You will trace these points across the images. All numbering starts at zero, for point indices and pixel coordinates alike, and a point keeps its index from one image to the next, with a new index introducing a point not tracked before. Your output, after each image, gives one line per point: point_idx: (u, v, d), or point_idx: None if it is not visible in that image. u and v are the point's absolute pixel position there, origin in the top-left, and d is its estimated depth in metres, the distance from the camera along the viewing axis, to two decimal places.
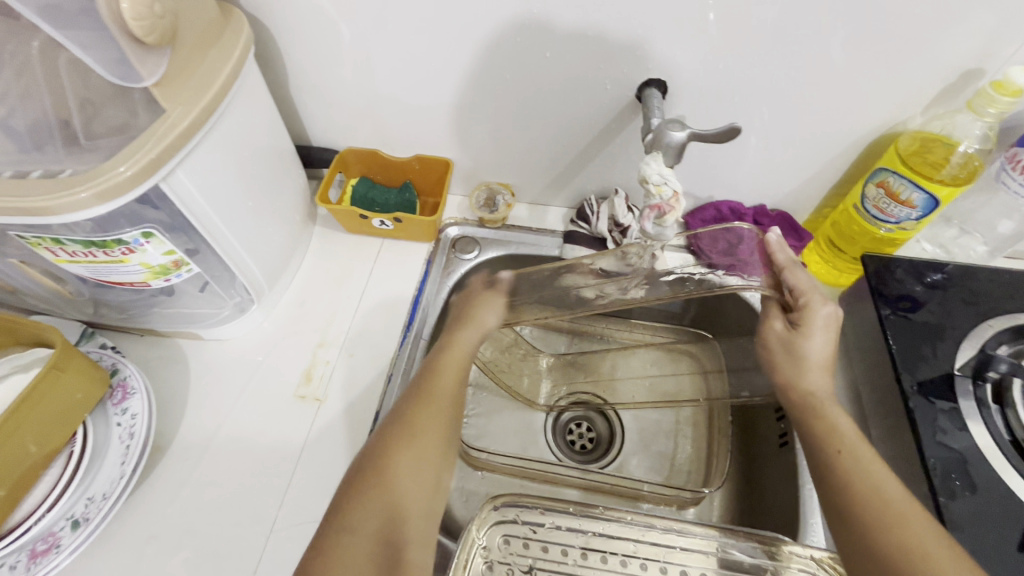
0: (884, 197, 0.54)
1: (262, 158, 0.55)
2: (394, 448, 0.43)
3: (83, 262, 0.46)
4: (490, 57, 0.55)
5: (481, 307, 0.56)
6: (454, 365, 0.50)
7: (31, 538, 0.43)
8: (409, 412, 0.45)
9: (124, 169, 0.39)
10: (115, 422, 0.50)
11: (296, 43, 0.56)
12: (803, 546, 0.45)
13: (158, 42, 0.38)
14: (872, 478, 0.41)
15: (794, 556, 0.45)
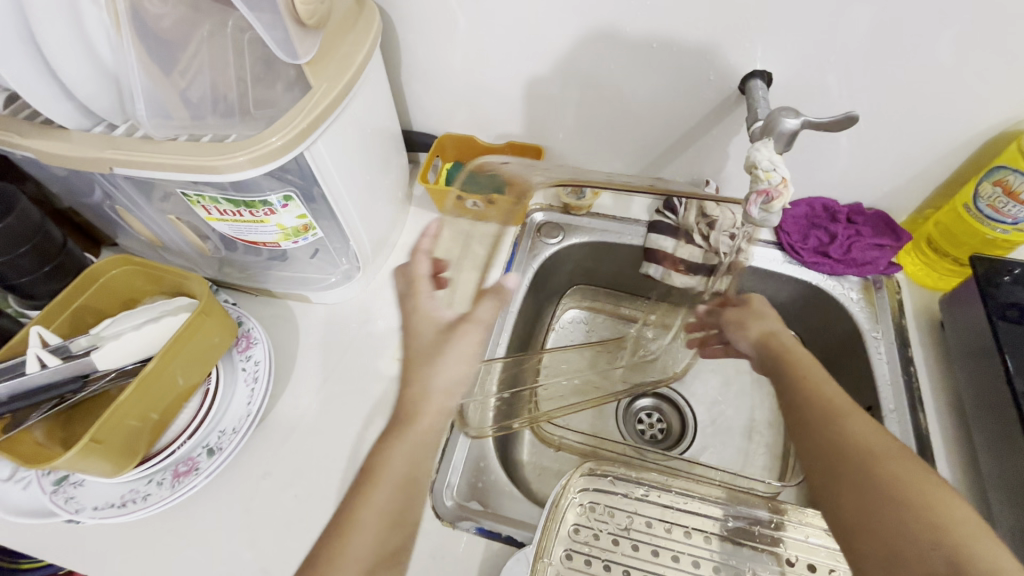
0: (1002, 197, 0.52)
1: (377, 138, 0.60)
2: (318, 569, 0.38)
3: (229, 221, 0.52)
4: (596, 49, 0.57)
5: (436, 350, 0.44)
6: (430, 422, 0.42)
7: (174, 460, 0.50)
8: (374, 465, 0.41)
9: (276, 140, 0.44)
10: (240, 367, 0.56)
11: (411, 31, 0.60)
12: None
13: (315, 24, 0.43)
14: (825, 389, 0.44)
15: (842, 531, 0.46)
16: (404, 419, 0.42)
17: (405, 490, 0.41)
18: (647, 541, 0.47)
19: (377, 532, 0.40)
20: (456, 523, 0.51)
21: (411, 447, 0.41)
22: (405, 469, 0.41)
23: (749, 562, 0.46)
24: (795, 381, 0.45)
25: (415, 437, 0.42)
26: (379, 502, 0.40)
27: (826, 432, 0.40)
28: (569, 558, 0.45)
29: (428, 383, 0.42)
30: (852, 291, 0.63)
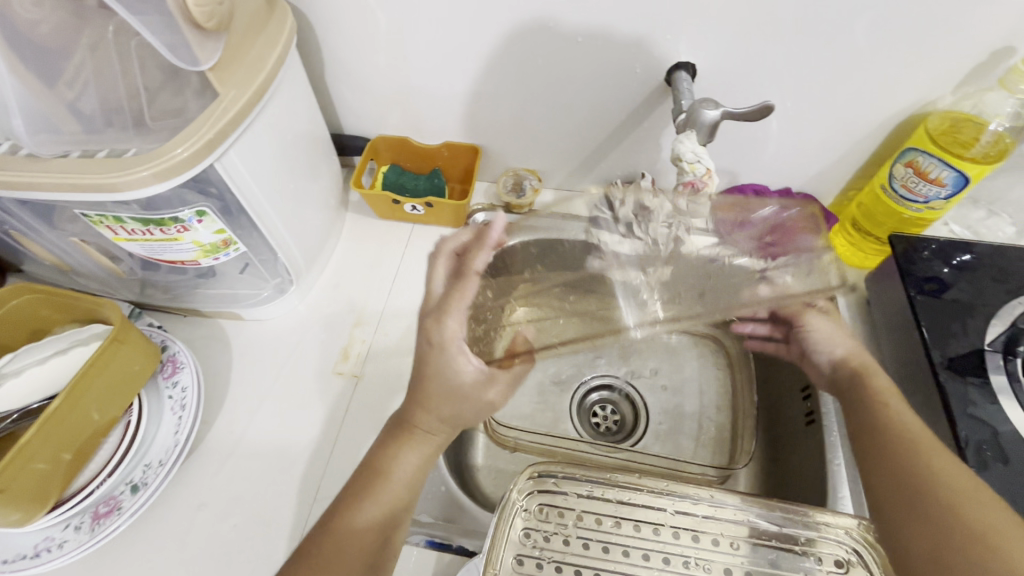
0: (913, 177, 0.55)
1: (302, 144, 0.57)
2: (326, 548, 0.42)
3: (139, 240, 0.48)
4: (523, 45, 0.56)
5: (454, 402, 0.49)
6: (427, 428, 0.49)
7: (94, 501, 0.46)
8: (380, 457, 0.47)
9: (181, 151, 0.41)
10: (166, 395, 0.52)
11: (332, 30, 0.58)
12: (836, 516, 0.46)
13: (215, 27, 0.41)
14: (898, 420, 0.46)
15: (828, 526, 0.45)
16: (413, 423, 0.48)
17: (409, 486, 0.47)
18: (597, 539, 0.46)
19: (381, 517, 0.45)
20: (406, 538, 0.50)
21: (417, 449, 0.48)
22: (408, 471, 0.47)
23: (698, 550, 0.46)
24: (870, 408, 0.48)
25: (423, 440, 0.48)
26: (383, 496, 0.45)
27: (898, 464, 0.42)
28: (520, 563, 0.45)
29: (445, 410, 0.49)
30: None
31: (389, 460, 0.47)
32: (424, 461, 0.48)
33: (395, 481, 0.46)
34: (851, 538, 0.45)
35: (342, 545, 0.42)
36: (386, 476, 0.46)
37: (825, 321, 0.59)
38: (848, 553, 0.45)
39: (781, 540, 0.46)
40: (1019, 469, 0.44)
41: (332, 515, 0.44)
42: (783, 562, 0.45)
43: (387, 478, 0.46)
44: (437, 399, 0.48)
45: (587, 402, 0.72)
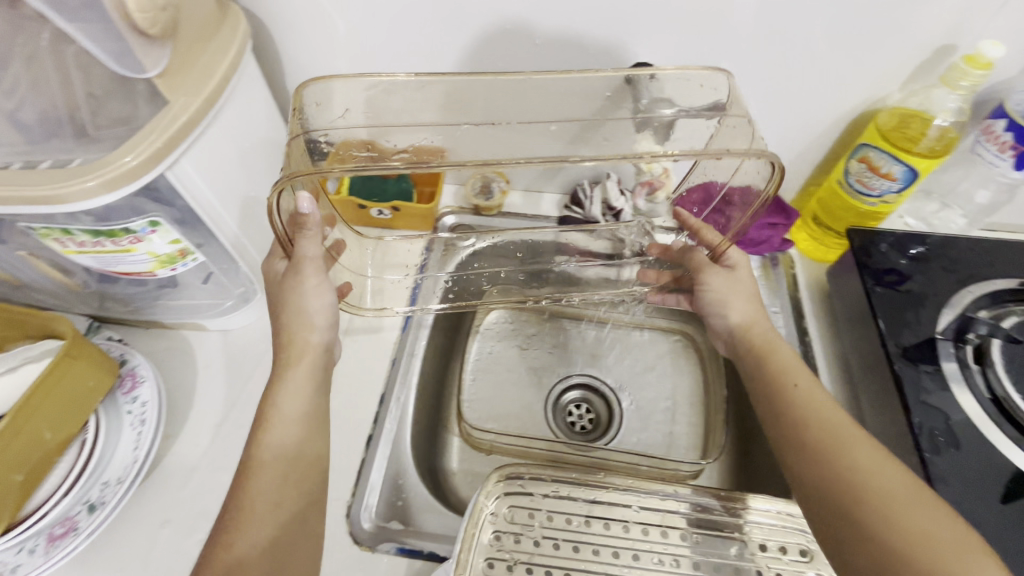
0: (867, 172, 0.56)
1: (261, 150, 0.56)
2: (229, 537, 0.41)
3: (91, 253, 0.47)
4: (482, 48, 0.56)
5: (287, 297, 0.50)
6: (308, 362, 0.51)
7: (48, 523, 0.45)
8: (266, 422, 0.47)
9: (130, 160, 0.41)
10: (126, 410, 0.51)
11: (289, 34, 0.57)
12: (766, 501, 0.47)
13: (160, 34, 0.40)
14: (814, 411, 0.45)
15: (754, 509, 0.47)
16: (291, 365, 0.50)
17: (303, 461, 0.46)
18: (567, 539, 0.46)
19: (277, 492, 0.44)
20: (376, 547, 0.49)
21: (292, 423, 0.47)
22: (291, 440, 0.47)
23: (667, 545, 0.46)
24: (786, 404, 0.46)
25: (296, 413, 0.48)
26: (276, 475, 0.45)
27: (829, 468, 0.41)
28: (490, 566, 0.45)
29: (294, 319, 0.50)
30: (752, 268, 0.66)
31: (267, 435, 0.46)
32: (307, 432, 0.48)
33: (285, 457, 0.46)
34: (780, 521, 0.47)
35: (241, 520, 0.42)
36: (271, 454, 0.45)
37: (721, 277, 0.56)
38: (811, 541, 0.46)
39: (709, 526, 0.47)
40: (970, 453, 0.45)
41: (232, 508, 0.43)
42: (750, 553, 0.46)
43: (275, 457, 0.45)
44: (289, 346, 0.50)
45: (561, 402, 0.72)
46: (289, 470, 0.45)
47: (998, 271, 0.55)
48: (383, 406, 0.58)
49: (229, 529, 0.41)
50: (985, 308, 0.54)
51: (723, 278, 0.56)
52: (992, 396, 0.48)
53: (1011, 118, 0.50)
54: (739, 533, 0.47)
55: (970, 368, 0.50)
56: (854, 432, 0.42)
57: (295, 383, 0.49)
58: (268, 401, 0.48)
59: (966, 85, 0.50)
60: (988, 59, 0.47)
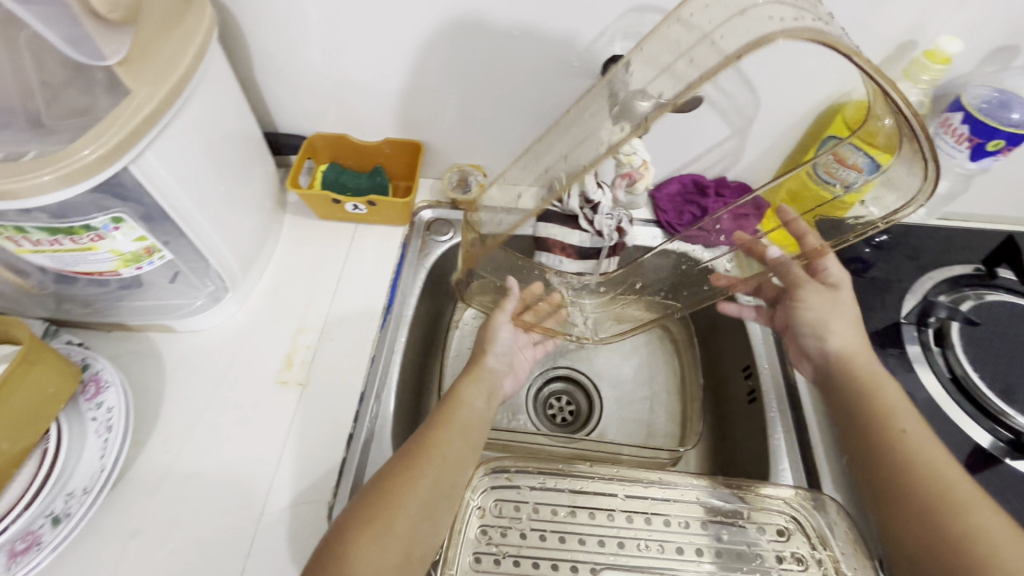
0: (835, 163, 0.56)
1: (230, 143, 0.54)
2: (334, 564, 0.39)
3: (48, 252, 0.44)
4: (458, 39, 0.56)
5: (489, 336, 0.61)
6: (462, 414, 0.51)
7: (9, 538, 0.42)
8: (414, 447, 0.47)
9: (89, 152, 0.38)
10: (89, 417, 0.49)
11: (256, 22, 0.55)
12: (775, 488, 0.49)
13: (121, 19, 0.39)
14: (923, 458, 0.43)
15: (768, 497, 0.48)
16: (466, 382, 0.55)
17: (451, 469, 0.46)
18: (553, 530, 0.47)
19: (396, 534, 0.41)
20: None
21: (456, 438, 0.48)
22: (453, 448, 0.47)
23: (651, 532, 0.47)
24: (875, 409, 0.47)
25: (459, 429, 0.49)
26: (430, 478, 0.45)
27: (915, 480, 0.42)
28: (477, 560, 0.45)
29: (490, 354, 0.60)
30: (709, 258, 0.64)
31: (435, 443, 0.47)
32: (465, 447, 0.48)
33: (443, 462, 0.46)
34: (769, 504, 0.48)
35: (384, 513, 0.42)
36: (429, 458, 0.46)
37: (820, 295, 0.55)
38: (789, 521, 0.47)
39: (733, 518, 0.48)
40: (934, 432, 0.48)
41: (345, 536, 0.41)
42: (732, 534, 0.47)
43: (436, 458, 0.46)
44: (472, 374, 0.56)
45: (542, 395, 0.73)
46: (443, 475, 0.45)
47: (954, 258, 0.58)
48: (362, 406, 0.55)
49: (369, 519, 0.41)
50: (945, 293, 0.56)
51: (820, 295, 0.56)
52: (952, 375, 0.50)
53: (967, 112, 0.52)
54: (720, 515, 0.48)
55: (932, 351, 0.52)
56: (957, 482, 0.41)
57: (469, 407, 0.52)
58: (437, 416, 0.50)
59: (926, 79, 0.52)
60: (947, 54, 0.49)
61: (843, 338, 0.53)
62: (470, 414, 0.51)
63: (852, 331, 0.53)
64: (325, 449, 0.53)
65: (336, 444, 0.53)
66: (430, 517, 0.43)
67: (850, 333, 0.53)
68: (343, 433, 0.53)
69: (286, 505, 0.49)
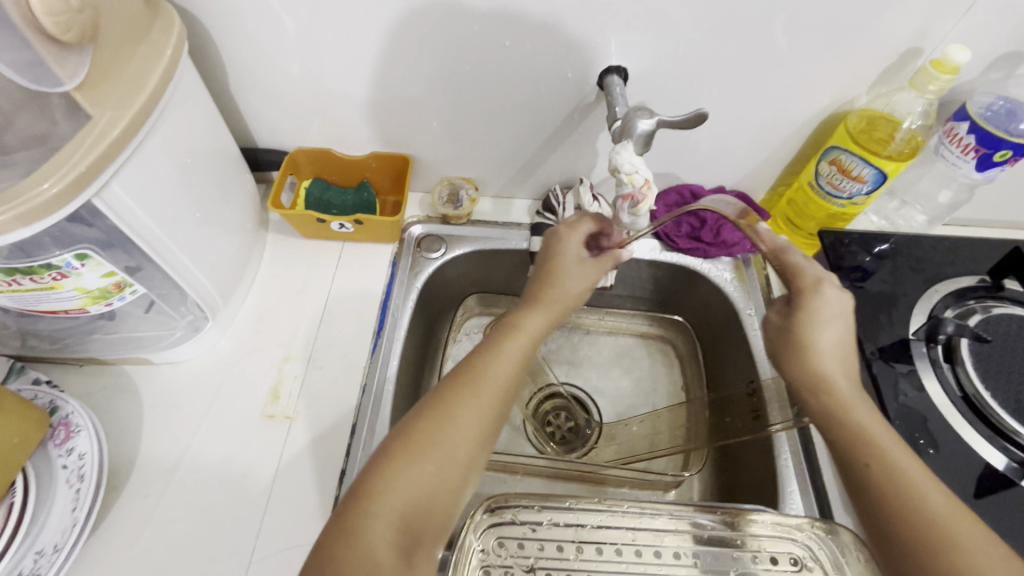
0: (837, 174, 0.56)
1: (205, 163, 0.51)
2: (378, 480, 0.35)
3: (6, 292, 0.41)
4: (446, 49, 0.53)
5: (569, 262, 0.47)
6: (514, 350, 0.42)
7: None
8: (470, 368, 0.40)
9: (48, 186, 0.35)
10: (59, 465, 0.45)
11: (231, 33, 0.51)
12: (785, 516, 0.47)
13: (77, 40, 0.35)
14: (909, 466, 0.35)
15: (779, 526, 0.46)
16: (532, 308, 0.45)
17: (500, 400, 0.40)
18: (559, 568, 0.45)
19: (446, 458, 0.36)
20: None
21: (503, 372, 0.40)
22: (502, 379, 0.40)
23: (661, 566, 0.45)
24: (835, 411, 0.38)
25: (508, 362, 0.41)
26: (478, 405, 0.38)
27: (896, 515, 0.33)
28: None
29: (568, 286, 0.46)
30: (711, 270, 0.66)
31: (482, 371, 0.40)
32: (512, 381, 0.41)
33: (486, 393, 0.39)
34: (780, 532, 0.46)
35: (429, 440, 0.36)
36: (477, 383, 0.39)
37: (827, 305, 0.41)
38: (803, 551, 0.46)
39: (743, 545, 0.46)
40: (948, 453, 0.46)
41: (382, 451, 0.36)
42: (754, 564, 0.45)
43: (484, 389, 0.39)
44: (539, 300, 0.45)
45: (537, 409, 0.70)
46: (491, 404, 0.39)
47: (960, 269, 0.57)
48: (354, 439, 0.52)
49: (411, 448, 0.36)
50: (952, 306, 0.55)
51: (838, 298, 0.41)
52: (962, 394, 0.49)
53: (973, 121, 0.51)
54: (743, 545, 0.46)
55: (941, 367, 0.50)
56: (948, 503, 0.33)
57: (530, 331, 0.43)
58: (476, 351, 0.42)
59: (932, 89, 0.50)
60: (955, 64, 0.47)
61: (832, 344, 0.40)
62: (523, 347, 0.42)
63: (839, 331, 0.41)
64: (315, 488, 0.49)
65: (328, 482, 0.50)
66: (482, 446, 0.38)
67: (835, 340, 0.40)
68: (334, 470, 0.50)
69: (278, 550, 0.46)
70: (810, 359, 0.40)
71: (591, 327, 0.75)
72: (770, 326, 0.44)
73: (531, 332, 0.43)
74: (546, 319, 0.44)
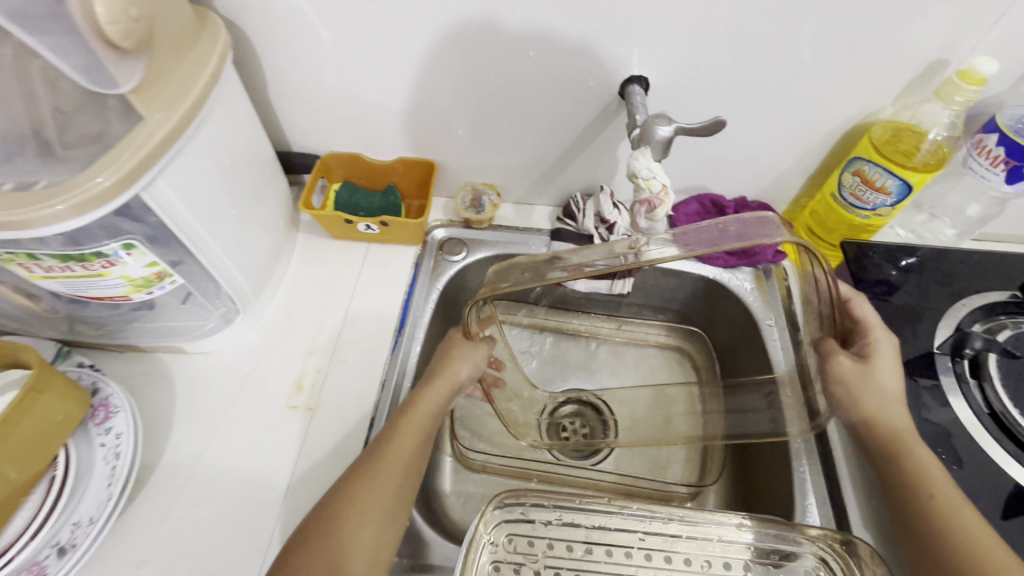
0: (860, 185, 0.56)
1: (244, 164, 0.54)
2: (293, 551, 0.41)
3: (59, 278, 0.44)
4: (473, 59, 0.55)
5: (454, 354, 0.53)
6: (424, 414, 0.50)
7: (14, 570, 0.41)
8: (383, 446, 0.47)
9: (102, 180, 0.38)
10: (98, 443, 0.48)
11: (272, 44, 0.55)
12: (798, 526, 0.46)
13: (135, 47, 0.38)
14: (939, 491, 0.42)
15: (792, 536, 0.46)
16: (435, 378, 0.52)
17: (411, 465, 0.47)
18: (569, 568, 0.45)
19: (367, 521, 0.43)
20: None
21: (409, 442, 0.48)
22: (404, 455, 0.47)
23: (670, 571, 0.45)
24: (896, 449, 0.45)
25: (414, 433, 0.49)
26: (389, 480, 0.46)
27: (947, 536, 0.40)
28: None
29: (451, 370, 0.52)
30: (731, 280, 0.66)
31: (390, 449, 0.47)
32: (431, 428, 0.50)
33: (395, 464, 0.46)
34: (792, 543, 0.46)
35: (346, 518, 0.43)
36: (384, 463, 0.46)
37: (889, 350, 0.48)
38: (815, 562, 0.45)
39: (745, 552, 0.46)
40: (973, 470, 0.45)
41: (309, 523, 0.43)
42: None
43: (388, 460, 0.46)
44: (438, 371, 0.52)
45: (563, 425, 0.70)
46: (398, 473, 0.46)
47: (990, 284, 0.56)
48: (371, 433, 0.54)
49: (328, 522, 0.43)
50: (980, 321, 0.54)
51: (891, 350, 0.49)
52: (989, 411, 0.48)
53: (1002, 133, 0.51)
54: (795, 558, 0.46)
55: (967, 382, 0.49)
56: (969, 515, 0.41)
57: (425, 408, 0.50)
58: (398, 421, 0.49)
59: (959, 101, 0.50)
60: (982, 75, 0.47)
61: (890, 388, 0.47)
62: (454, 381, 0.52)
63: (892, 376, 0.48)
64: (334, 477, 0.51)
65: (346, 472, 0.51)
66: (386, 524, 0.45)
67: (891, 383, 0.47)
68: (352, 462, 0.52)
69: None
70: (878, 401, 0.46)
71: (609, 336, 0.74)
72: (842, 368, 0.48)
73: (429, 402, 0.51)
74: (467, 369, 0.53)
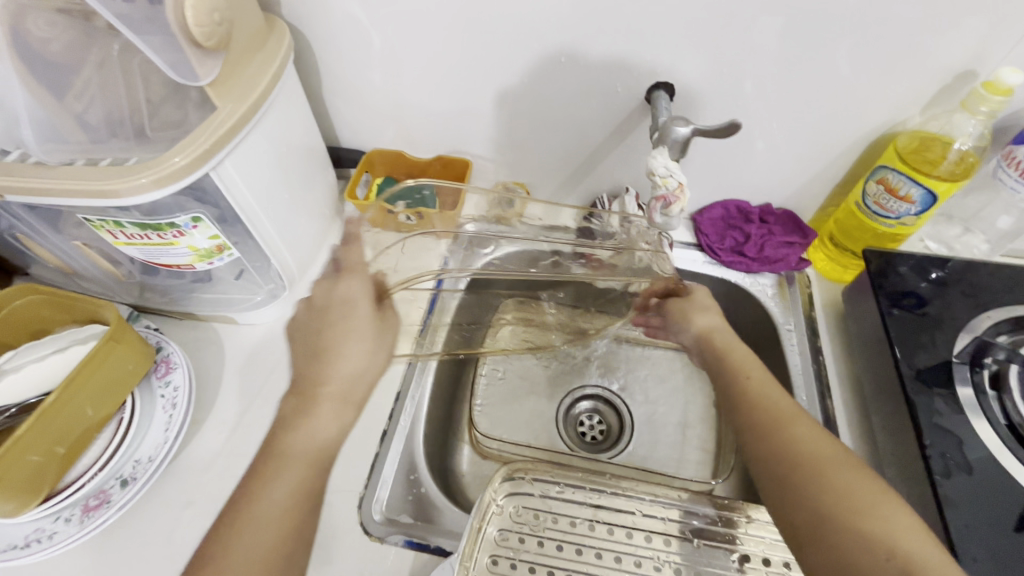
0: (884, 194, 0.56)
1: (298, 154, 0.60)
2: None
3: (138, 245, 0.51)
4: (508, 65, 0.59)
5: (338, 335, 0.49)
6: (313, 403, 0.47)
7: (84, 494, 0.48)
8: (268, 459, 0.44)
9: (179, 160, 0.44)
10: (159, 394, 0.54)
11: (329, 49, 0.61)
12: None
13: (215, 46, 0.45)
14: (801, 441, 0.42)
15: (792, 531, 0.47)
16: (314, 394, 0.47)
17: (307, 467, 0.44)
18: (571, 541, 0.47)
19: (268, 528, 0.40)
20: (384, 538, 0.51)
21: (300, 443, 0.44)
22: (298, 463, 0.43)
23: (668, 553, 0.47)
24: (766, 420, 0.44)
25: (306, 436, 0.45)
26: (272, 493, 0.42)
27: (809, 487, 0.39)
28: (495, 563, 0.46)
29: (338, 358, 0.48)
30: (752, 284, 0.67)
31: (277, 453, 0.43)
32: (294, 507, 0.42)
33: (286, 468, 0.43)
34: None
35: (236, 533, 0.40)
36: (243, 535, 0.40)
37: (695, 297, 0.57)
38: None
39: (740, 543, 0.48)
40: (984, 479, 0.45)
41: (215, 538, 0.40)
42: (743, 565, 0.46)
43: (278, 469, 0.43)
44: (318, 357, 0.48)
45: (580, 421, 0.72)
46: (294, 476, 0.43)
47: (1019, 297, 0.55)
48: (398, 405, 0.60)
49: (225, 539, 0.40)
50: (1006, 333, 0.53)
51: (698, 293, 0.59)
52: (1007, 422, 0.48)
53: None
54: (736, 544, 0.47)
55: (986, 395, 0.49)
56: (836, 452, 0.41)
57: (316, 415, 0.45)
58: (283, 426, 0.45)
59: (983, 111, 0.50)
60: (1007, 85, 0.47)
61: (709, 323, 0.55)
62: (321, 441, 0.45)
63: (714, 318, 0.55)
64: None
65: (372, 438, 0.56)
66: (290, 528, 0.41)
67: (712, 322, 0.55)
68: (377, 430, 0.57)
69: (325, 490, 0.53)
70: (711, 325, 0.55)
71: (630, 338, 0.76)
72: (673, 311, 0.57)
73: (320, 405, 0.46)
74: (334, 424, 0.45)
